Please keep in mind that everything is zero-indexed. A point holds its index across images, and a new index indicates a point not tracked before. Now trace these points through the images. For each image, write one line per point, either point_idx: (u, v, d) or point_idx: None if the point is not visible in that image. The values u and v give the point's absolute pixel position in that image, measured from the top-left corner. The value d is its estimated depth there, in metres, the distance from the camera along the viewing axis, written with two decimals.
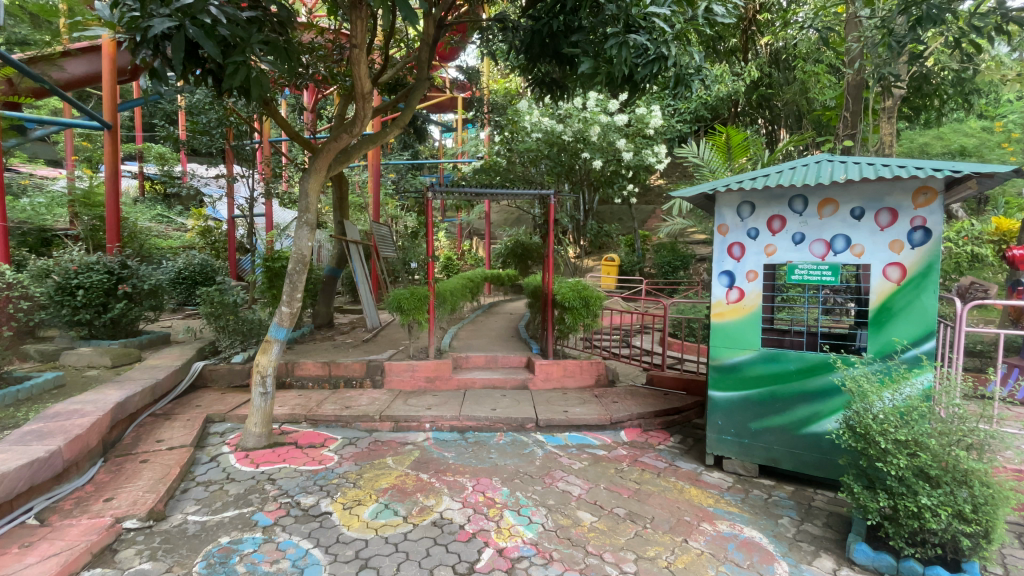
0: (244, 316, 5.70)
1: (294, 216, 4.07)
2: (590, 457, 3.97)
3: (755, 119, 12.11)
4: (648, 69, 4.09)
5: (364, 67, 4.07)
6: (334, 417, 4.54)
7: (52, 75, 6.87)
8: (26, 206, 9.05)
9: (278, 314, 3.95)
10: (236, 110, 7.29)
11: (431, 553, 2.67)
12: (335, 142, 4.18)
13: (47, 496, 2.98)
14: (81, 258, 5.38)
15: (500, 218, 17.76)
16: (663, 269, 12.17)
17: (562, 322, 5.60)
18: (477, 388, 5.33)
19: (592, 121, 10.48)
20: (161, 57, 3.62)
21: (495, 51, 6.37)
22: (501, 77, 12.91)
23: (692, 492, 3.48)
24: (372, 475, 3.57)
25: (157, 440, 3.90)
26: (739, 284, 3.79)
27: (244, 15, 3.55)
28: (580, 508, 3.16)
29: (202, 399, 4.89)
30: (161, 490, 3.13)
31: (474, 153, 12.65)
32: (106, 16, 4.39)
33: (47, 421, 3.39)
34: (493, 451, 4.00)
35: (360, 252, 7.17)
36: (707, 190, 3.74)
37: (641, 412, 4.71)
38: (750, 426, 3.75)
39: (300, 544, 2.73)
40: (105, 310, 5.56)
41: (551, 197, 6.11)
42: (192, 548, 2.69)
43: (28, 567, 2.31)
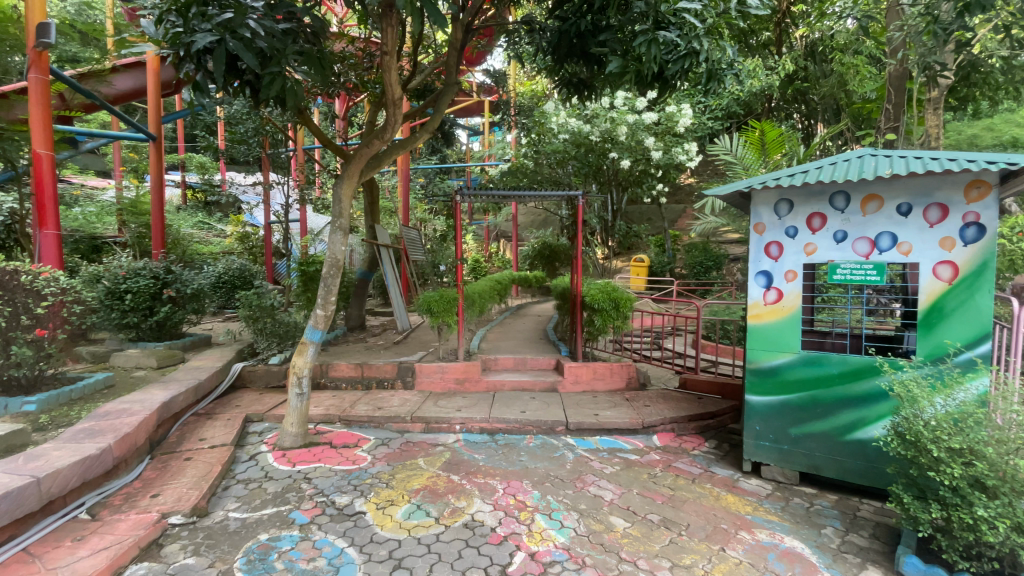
0: (280, 318, 5.86)
1: (328, 221, 4.15)
2: (622, 461, 3.90)
3: (790, 113, 11.94)
4: (679, 65, 4.02)
5: (394, 73, 4.14)
6: (367, 418, 4.61)
7: (101, 90, 7.22)
8: (78, 215, 9.55)
9: (314, 317, 4.04)
10: (271, 119, 7.51)
11: (463, 555, 2.67)
12: (367, 147, 4.27)
13: (98, 491, 3.12)
14: (129, 264, 5.67)
15: (527, 220, 17.86)
16: (695, 270, 11.92)
17: (592, 325, 5.53)
18: (506, 391, 5.32)
19: (620, 121, 10.39)
20: (203, 71, 3.74)
21: (521, 53, 6.38)
22: (528, 79, 12.92)
23: (729, 499, 3.38)
24: (404, 475, 3.61)
25: (200, 439, 4.05)
26: (777, 284, 3.66)
27: (280, 28, 3.70)
28: (613, 514, 3.11)
29: (242, 399, 5.06)
30: (204, 487, 3.25)
31: (501, 156, 12.72)
32: (152, 32, 4.59)
33: (99, 419, 3.56)
34: (524, 454, 3.99)
35: (391, 255, 7.26)
36: (741, 188, 3.63)
37: (674, 416, 4.60)
38: (790, 431, 3.62)
39: (335, 543, 2.78)
40: (151, 314, 5.81)
41: (579, 198, 6.02)
42: (233, 545, 2.77)
43: (80, 561, 2.42)
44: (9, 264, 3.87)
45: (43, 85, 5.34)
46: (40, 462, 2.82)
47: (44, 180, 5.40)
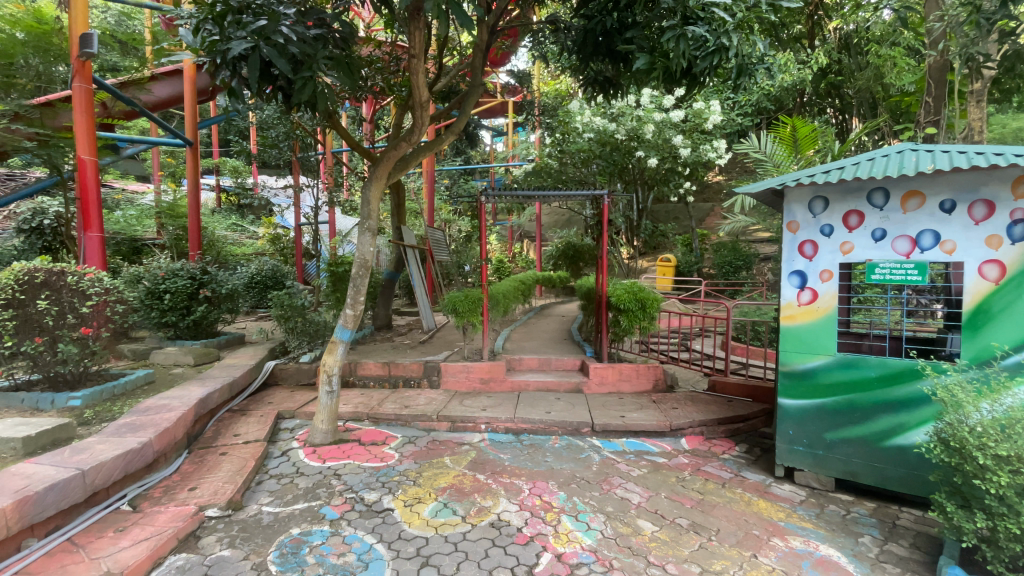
0: (310, 318, 6.00)
1: (357, 222, 4.23)
2: (649, 464, 3.84)
3: (824, 108, 11.62)
4: (708, 61, 3.95)
5: (421, 76, 4.19)
6: (394, 416, 4.67)
7: (141, 98, 7.40)
8: (120, 219, 9.97)
9: (344, 316, 4.11)
10: (301, 123, 7.69)
11: (490, 554, 2.68)
12: (394, 150, 4.33)
13: (140, 483, 3.25)
14: (168, 266, 5.89)
15: (551, 220, 17.82)
16: (723, 270, 11.66)
17: (617, 325, 5.47)
18: (531, 391, 5.31)
19: (646, 120, 10.25)
20: (238, 77, 3.84)
21: (546, 53, 6.37)
22: (552, 78, 12.87)
23: (761, 505, 3.30)
24: (431, 473, 3.64)
25: (235, 434, 4.17)
26: (812, 284, 3.55)
27: (311, 34, 3.78)
28: (640, 517, 3.07)
29: (274, 396, 5.19)
30: (238, 482, 3.34)
31: (524, 156, 12.73)
32: (190, 40, 4.75)
33: (140, 414, 3.71)
34: (549, 455, 3.97)
35: (416, 256, 7.33)
36: (774, 185, 3.54)
37: (703, 419, 4.52)
38: (825, 436, 3.51)
39: (365, 539, 2.83)
40: (188, 313, 6.01)
41: (605, 197, 5.96)
42: (267, 538, 2.84)
43: (122, 551, 2.53)
44: (57, 266, 4.06)
45: (87, 94, 5.59)
46: (84, 455, 2.95)
47: (89, 185, 5.64)
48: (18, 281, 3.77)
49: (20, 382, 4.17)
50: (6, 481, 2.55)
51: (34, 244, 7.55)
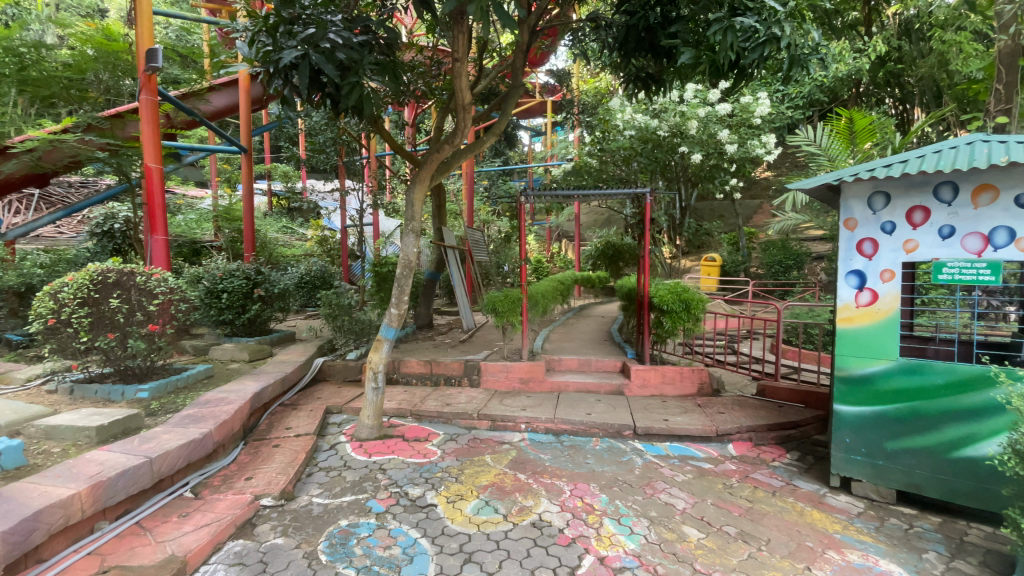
0: (356, 317, 6.19)
1: (401, 224, 4.33)
2: (694, 470, 3.74)
3: (882, 98, 11.02)
4: (757, 53, 3.81)
5: (464, 79, 4.25)
6: (436, 414, 4.75)
7: (200, 108, 7.83)
8: (181, 223, 10.61)
9: (389, 315, 4.22)
10: (347, 129, 7.96)
11: (532, 554, 2.68)
12: (437, 153, 4.41)
13: (201, 472, 3.44)
14: (225, 266, 6.21)
15: (590, 219, 17.67)
16: (772, 270, 11.21)
17: (660, 326, 5.35)
18: (571, 392, 5.28)
19: (691, 115, 9.97)
20: (290, 85, 4.02)
21: (586, 50, 6.33)
22: (591, 76, 12.74)
23: (814, 515, 3.15)
24: (472, 471, 3.69)
25: (286, 427, 4.36)
26: (872, 285, 3.35)
27: (358, 40, 3.89)
28: (686, 523, 3.00)
29: (322, 392, 5.39)
30: (290, 473, 3.49)
31: (563, 156, 12.70)
32: (245, 52, 5.00)
33: (201, 407, 3.94)
34: (590, 457, 3.94)
35: (456, 256, 7.44)
36: (829, 181, 3.38)
37: (752, 424, 4.36)
38: (885, 446, 3.32)
39: (409, 533, 2.89)
40: (244, 311, 6.31)
41: (646, 196, 5.87)
42: (317, 528, 2.95)
43: (185, 535, 2.70)
44: (127, 267, 4.36)
45: (152, 105, 5.97)
46: (152, 444, 3.16)
47: (154, 191, 6.01)
48: (93, 280, 4.08)
49: (94, 374, 4.49)
50: (83, 466, 2.76)
51: (106, 246, 8.12)
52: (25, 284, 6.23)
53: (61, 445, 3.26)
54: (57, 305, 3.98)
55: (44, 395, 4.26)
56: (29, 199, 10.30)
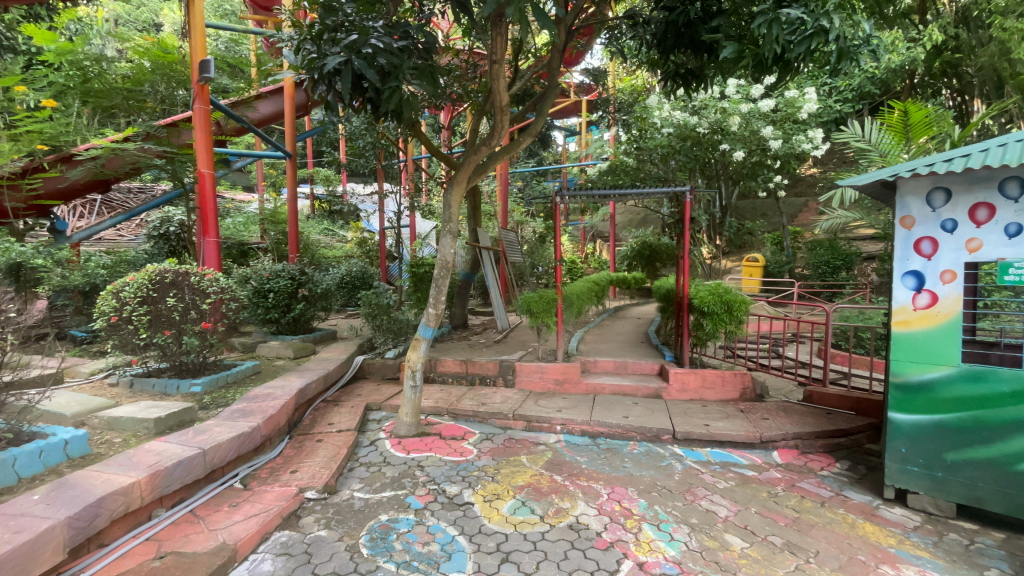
0: (395, 316, 6.32)
1: (439, 225, 4.39)
2: (736, 477, 3.63)
3: (939, 89, 10.42)
4: (804, 46, 3.68)
5: (502, 81, 4.28)
6: (472, 413, 4.79)
7: (248, 116, 8.14)
8: (230, 225, 11.10)
9: (426, 314, 4.29)
10: (386, 133, 8.15)
11: (569, 556, 2.67)
12: (473, 155, 4.46)
13: (250, 464, 3.59)
14: (271, 267, 6.45)
15: (625, 219, 17.44)
16: (819, 270, 10.75)
17: (701, 329, 5.22)
18: (607, 394, 5.21)
19: (732, 111, 9.68)
20: (333, 91, 4.15)
21: (622, 48, 6.25)
22: (627, 74, 12.56)
23: (866, 528, 3.00)
24: (508, 470, 3.70)
25: (329, 423, 4.49)
26: (931, 286, 3.17)
27: (398, 45, 3.97)
28: (728, 531, 2.91)
29: (362, 389, 5.52)
30: (333, 468, 3.60)
31: (599, 155, 12.60)
32: (291, 60, 5.19)
33: (250, 401, 4.11)
34: (628, 461, 3.88)
35: (491, 257, 7.48)
36: (884, 177, 3.20)
37: (798, 431, 4.19)
38: (944, 457, 3.13)
39: (447, 530, 2.93)
40: (289, 310, 6.55)
41: (686, 194, 5.72)
42: (358, 522, 3.03)
43: (235, 524, 2.82)
44: (182, 268, 4.60)
45: (205, 114, 6.27)
46: (205, 436, 3.32)
47: (207, 195, 6.31)
48: (152, 280, 4.33)
49: (152, 369, 4.75)
50: (143, 456, 2.93)
51: (162, 248, 8.59)
52: (89, 284, 6.65)
53: (123, 435, 3.47)
54: (119, 303, 4.25)
55: (107, 388, 4.54)
56: (93, 205, 11.01)
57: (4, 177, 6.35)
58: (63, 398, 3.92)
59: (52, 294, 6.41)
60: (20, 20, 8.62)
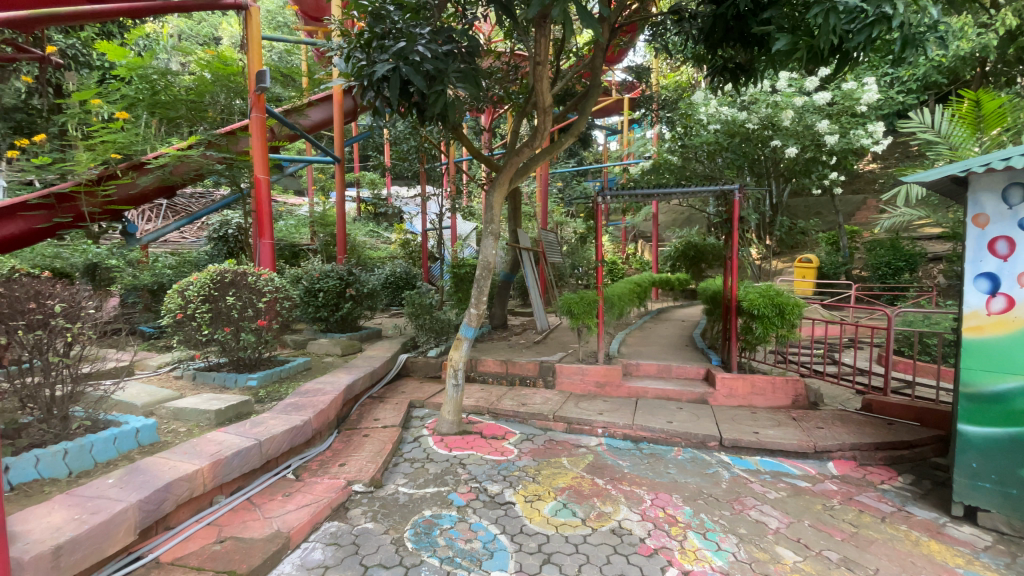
0: (437, 316, 6.44)
1: (481, 226, 4.44)
2: (788, 487, 3.48)
3: (1014, 77, 9.66)
4: (864, 35, 3.50)
5: (546, 81, 4.28)
6: (513, 413, 4.82)
7: (300, 122, 8.50)
8: (282, 228, 11.63)
9: (468, 314, 4.34)
10: (429, 137, 8.31)
11: (612, 561, 2.64)
12: (517, 156, 4.48)
13: (301, 456, 3.75)
14: (321, 267, 6.71)
15: (669, 219, 17.06)
16: (879, 272, 10.14)
17: (750, 333, 5.04)
18: (650, 398, 5.11)
19: (785, 106, 9.26)
20: (382, 96, 4.30)
21: (667, 44, 6.11)
22: (671, 71, 12.27)
23: (932, 546, 2.82)
24: (549, 472, 3.70)
25: (374, 418, 4.63)
26: (1007, 290, 2.93)
27: (443, 50, 4.04)
28: (780, 544, 2.80)
29: (406, 386, 5.66)
30: (379, 462, 3.71)
31: (641, 153, 12.36)
32: (341, 67, 5.39)
33: (301, 396, 4.29)
34: (672, 467, 3.79)
35: (531, 257, 7.49)
36: (954, 172, 2.98)
37: (856, 442, 3.98)
38: (1021, 473, 2.91)
39: (489, 528, 2.96)
40: (337, 309, 6.78)
41: (734, 192, 5.52)
42: (403, 516, 3.11)
43: (288, 513, 2.96)
44: (240, 268, 4.87)
45: (261, 122, 6.59)
46: (261, 428, 3.50)
47: (263, 200, 6.62)
48: (213, 280, 4.61)
49: (212, 364, 5.04)
50: (205, 445, 3.12)
51: (221, 249, 9.10)
52: (157, 283, 7.12)
53: (187, 425, 3.70)
54: (184, 301, 4.55)
55: (173, 380, 4.85)
56: (159, 209, 11.80)
57: (82, 185, 6.82)
58: (134, 390, 4.22)
59: (124, 292, 6.91)
60: (94, 37, 9.38)
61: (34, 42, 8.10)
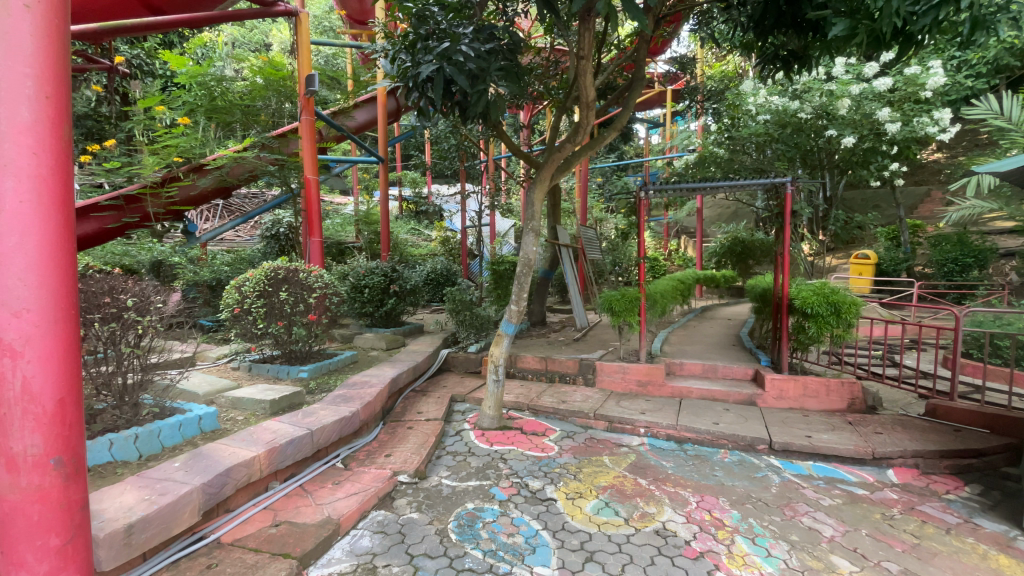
0: (478, 312, 6.52)
1: (522, 223, 4.45)
2: (844, 495, 3.32)
3: None
4: (930, 16, 3.27)
5: (590, 76, 4.23)
6: (553, 410, 4.82)
7: (346, 124, 8.77)
8: (329, 226, 12.06)
9: (509, 311, 4.36)
10: (470, 135, 8.39)
11: (656, 562, 2.60)
12: (559, 152, 4.47)
13: (350, 445, 3.90)
14: (367, 264, 6.91)
15: (714, 214, 16.55)
16: (945, 269, 9.49)
17: (803, 332, 4.83)
18: (694, 398, 5.00)
19: (841, 94, 8.80)
20: (425, 96, 4.39)
21: (714, 33, 5.91)
22: (716, 60, 11.86)
23: (1003, 561, 2.63)
24: (590, 470, 3.68)
25: (418, 411, 4.74)
26: None
27: (486, 48, 4.07)
28: (834, 552, 2.68)
29: (448, 381, 5.77)
30: (423, 454, 3.80)
31: (685, 146, 12.03)
32: (386, 68, 5.52)
33: (349, 388, 4.46)
34: (718, 469, 3.69)
35: (570, 254, 7.45)
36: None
37: (918, 449, 3.75)
38: None
39: (531, 523, 2.98)
40: (382, 305, 6.97)
41: (786, 185, 5.29)
42: (447, 507, 3.18)
43: (338, 500, 3.08)
44: (292, 265, 5.09)
45: (310, 124, 6.85)
46: (312, 418, 3.66)
47: (312, 199, 6.88)
48: (268, 277, 4.83)
49: (266, 356, 5.29)
50: (261, 433, 3.29)
51: (273, 247, 9.52)
52: (215, 279, 7.54)
53: (244, 414, 3.91)
54: (241, 296, 4.80)
55: (231, 371, 5.13)
56: (216, 209, 12.48)
57: (148, 186, 7.27)
58: (197, 380, 4.50)
59: (186, 287, 7.35)
60: (157, 47, 9.99)
61: (104, 53, 8.70)
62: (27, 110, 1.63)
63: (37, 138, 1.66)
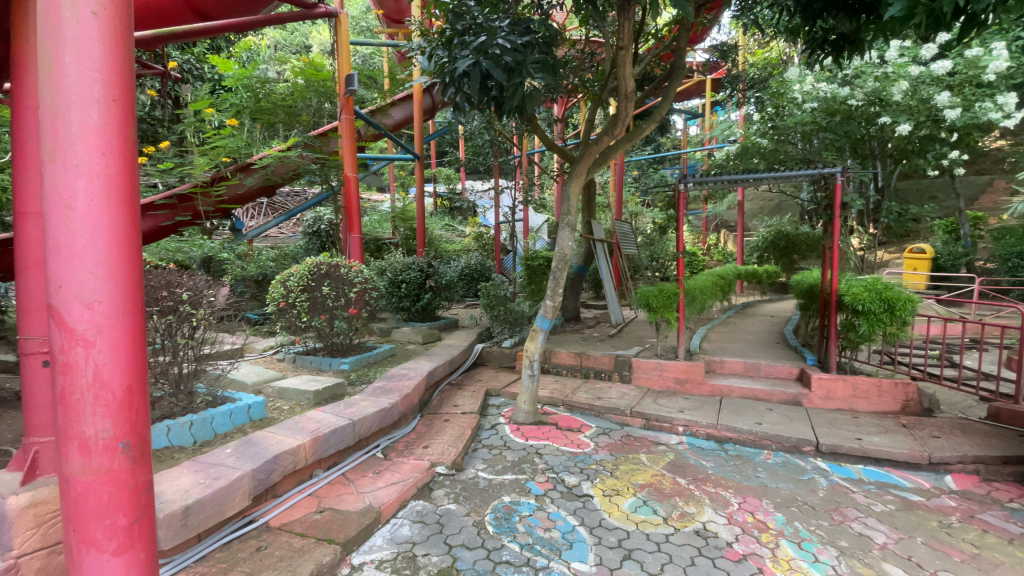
0: (512, 307, 6.54)
1: (558, 218, 4.42)
2: (897, 500, 3.17)
3: None
4: None
5: (629, 67, 4.15)
6: (588, 406, 4.79)
7: (383, 122, 8.94)
8: (367, 222, 12.34)
9: (544, 306, 4.36)
10: (504, 131, 8.39)
11: (696, 563, 2.55)
12: (596, 145, 4.41)
13: (389, 436, 3.99)
14: (404, 259, 7.04)
15: (755, 207, 16.00)
16: (1009, 264, 8.87)
17: (853, 330, 4.61)
18: (735, 397, 4.86)
19: (896, 78, 8.31)
20: (461, 92, 4.41)
21: (757, 19, 5.69)
22: (759, 47, 11.43)
23: None
24: (627, 467, 3.65)
25: (454, 405, 4.80)
26: None
27: (522, 41, 4.05)
28: (887, 560, 2.56)
29: (483, 375, 5.82)
30: (459, 447, 3.85)
31: (725, 137, 11.65)
32: (422, 65, 5.58)
33: (388, 380, 4.57)
34: (761, 470, 3.59)
35: (605, 249, 7.36)
36: None
37: (979, 454, 3.53)
38: None
39: (567, 519, 2.98)
40: (418, 300, 7.08)
41: (835, 176, 5.04)
42: (484, 500, 3.21)
43: (379, 489, 3.17)
44: (334, 261, 5.24)
45: (350, 123, 7.02)
46: (354, 409, 3.77)
47: (352, 196, 7.05)
48: (311, 272, 4.99)
49: (309, 349, 5.46)
50: (306, 423, 3.41)
51: (314, 244, 9.81)
52: (260, 274, 7.86)
53: (290, 404, 4.06)
54: (286, 290, 4.96)
55: (276, 362, 5.34)
56: (260, 207, 12.95)
57: (198, 186, 7.53)
58: (245, 370, 4.70)
59: (234, 282, 7.68)
60: (205, 52, 10.44)
61: (158, 59, 9.14)
62: (96, 114, 1.60)
63: (106, 138, 1.62)
